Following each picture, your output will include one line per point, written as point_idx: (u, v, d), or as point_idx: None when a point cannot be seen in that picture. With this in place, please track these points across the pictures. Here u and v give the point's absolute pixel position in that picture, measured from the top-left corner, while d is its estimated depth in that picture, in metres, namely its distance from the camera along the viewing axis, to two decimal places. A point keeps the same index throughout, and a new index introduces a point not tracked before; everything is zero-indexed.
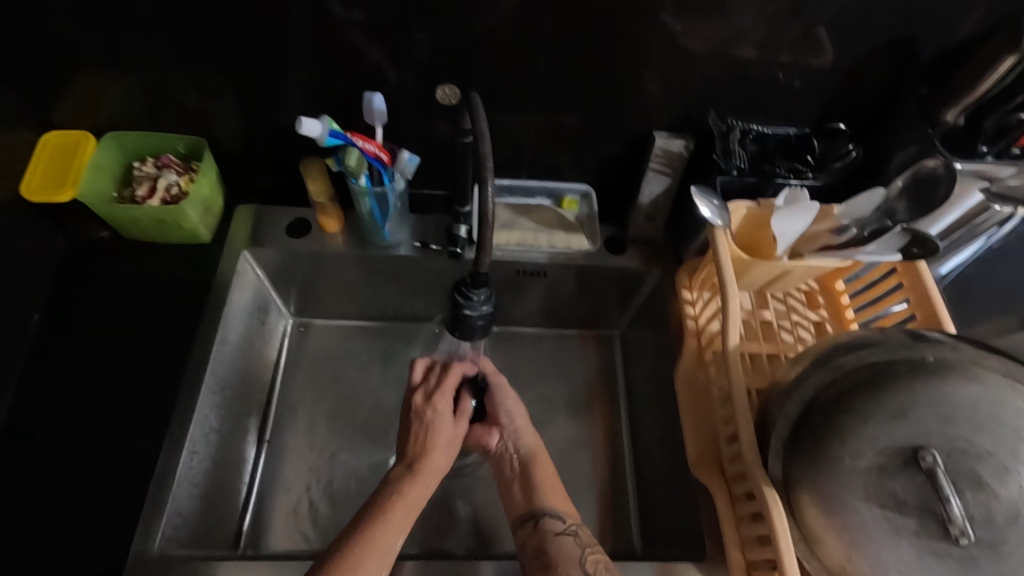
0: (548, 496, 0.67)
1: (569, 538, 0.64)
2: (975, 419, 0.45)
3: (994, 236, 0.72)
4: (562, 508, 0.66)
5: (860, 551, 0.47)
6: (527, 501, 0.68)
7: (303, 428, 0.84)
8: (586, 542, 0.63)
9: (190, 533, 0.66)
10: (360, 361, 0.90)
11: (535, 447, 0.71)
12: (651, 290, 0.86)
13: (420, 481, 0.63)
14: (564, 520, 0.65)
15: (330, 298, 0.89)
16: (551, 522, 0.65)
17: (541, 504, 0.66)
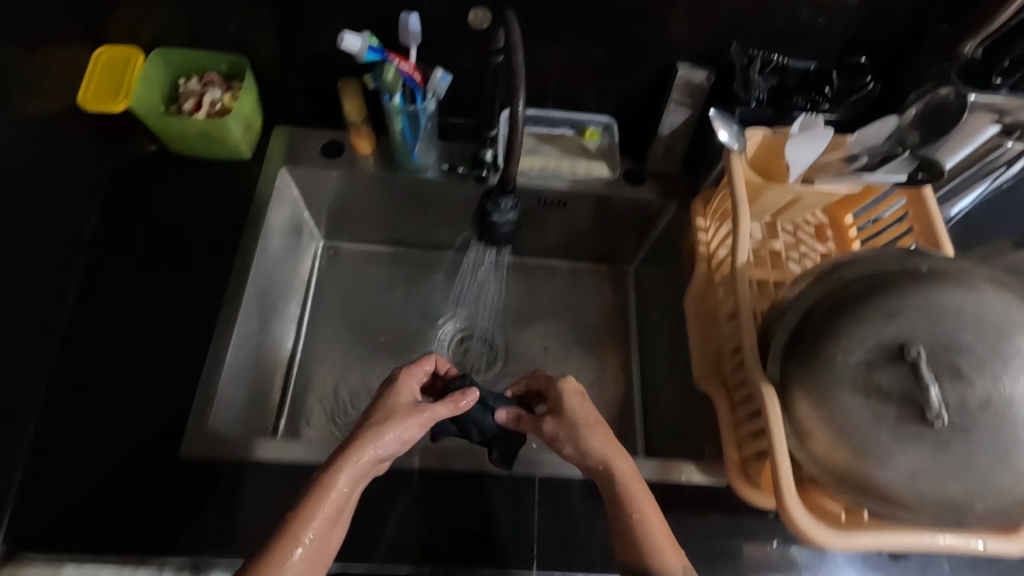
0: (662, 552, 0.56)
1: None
2: (957, 320, 0.49)
3: (997, 179, 0.76)
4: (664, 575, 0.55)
5: (844, 437, 0.51)
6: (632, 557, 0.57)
7: (335, 344, 0.91)
8: None
9: (236, 420, 0.73)
10: (385, 285, 0.97)
11: (626, 478, 0.59)
12: (666, 223, 0.90)
13: (326, 513, 0.53)
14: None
15: (357, 224, 0.95)
16: None
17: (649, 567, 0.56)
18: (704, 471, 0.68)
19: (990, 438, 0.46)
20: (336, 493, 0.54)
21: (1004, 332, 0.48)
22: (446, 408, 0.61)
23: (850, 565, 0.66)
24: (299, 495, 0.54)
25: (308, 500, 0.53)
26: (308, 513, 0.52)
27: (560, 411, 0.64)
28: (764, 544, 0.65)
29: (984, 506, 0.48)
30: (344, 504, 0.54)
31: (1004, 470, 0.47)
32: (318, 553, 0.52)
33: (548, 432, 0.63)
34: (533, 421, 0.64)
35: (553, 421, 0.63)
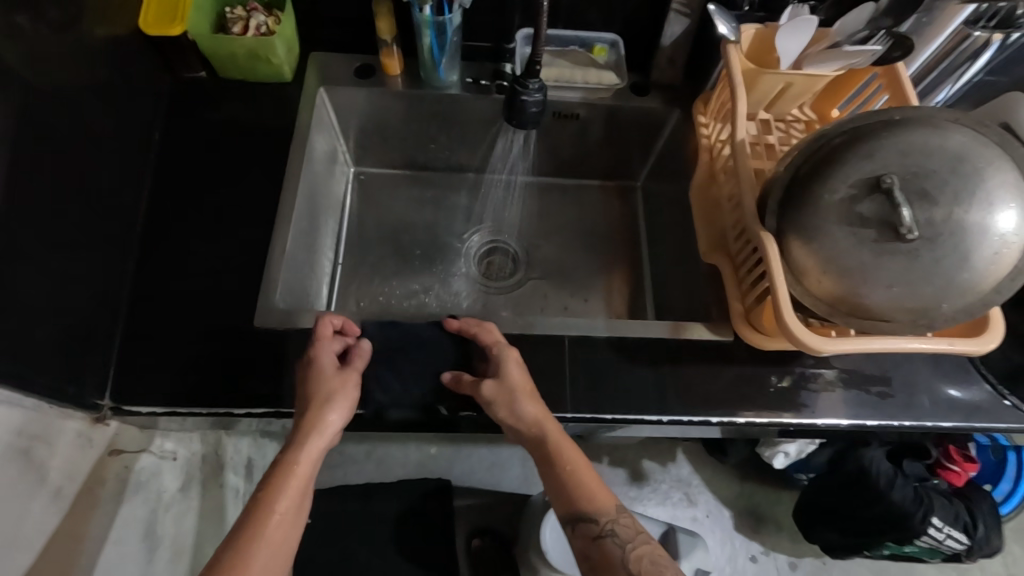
0: (589, 496, 0.68)
1: (608, 538, 0.68)
2: (925, 152, 0.58)
3: (961, 79, 0.84)
4: (593, 509, 0.68)
5: (835, 268, 0.60)
6: (565, 502, 0.69)
7: (372, 258, 1.01)
8: (625, 540, 0.67)
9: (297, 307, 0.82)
10: (413, 204, 1.06)
11: (553, 436, 0.69)
12: (669, 132, 0.98)
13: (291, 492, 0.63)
14: (600, 521, 0.68)
15: (385, 148, 1.04)
16: (587, 526, 0.68)
17: (578, 507, 0.68)
18: (713, 329, 0.78)
19: (951, 245, 0.56)
20: (297, 469, 0.64)
21: (963, 158, 0.57)
22: (363, 361, 0.71)
23: (839, 402, 0.75)
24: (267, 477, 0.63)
25: (273, 481, 0.63)
26: (275, 491, 0.62)
27: (500, 376, 0.70)
28: (764, 385, 0.76)
29: (948, 303, 0.57)
30: (307, 479, 0.64)
31: (963, 270, 0.56)
32: (292, 519, 0.62)
33: (486, 395, 0.68)
34: (474, 384, 0.70)
35: (490, 385, 0.68)
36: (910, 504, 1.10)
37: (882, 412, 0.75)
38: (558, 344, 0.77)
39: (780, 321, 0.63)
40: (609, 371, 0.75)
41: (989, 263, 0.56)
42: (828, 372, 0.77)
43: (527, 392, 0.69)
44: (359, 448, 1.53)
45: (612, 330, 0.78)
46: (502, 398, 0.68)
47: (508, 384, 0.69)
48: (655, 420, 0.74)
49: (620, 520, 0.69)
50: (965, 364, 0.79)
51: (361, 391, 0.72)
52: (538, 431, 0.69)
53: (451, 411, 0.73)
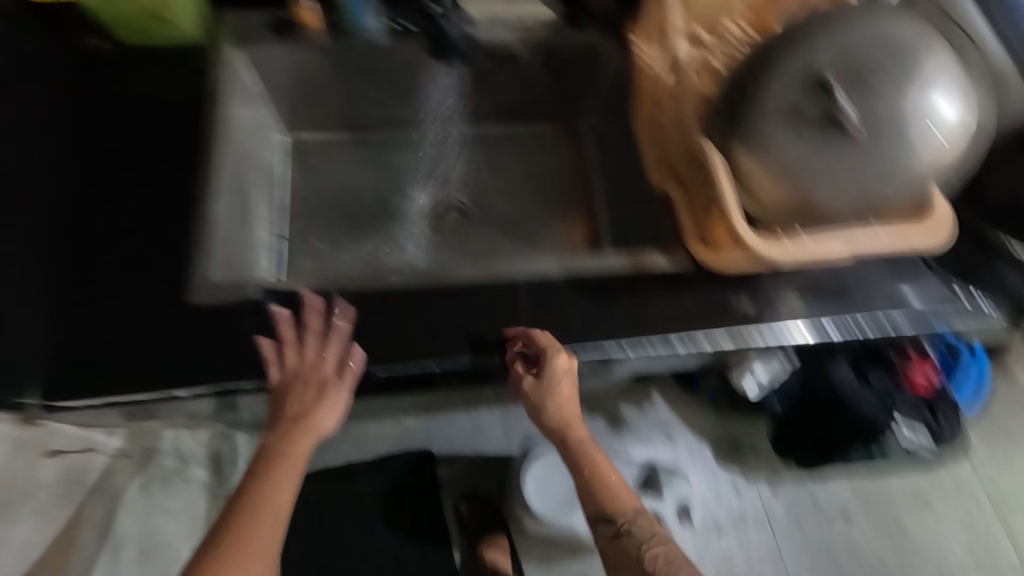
0: (613, 497, 0.74)
1: (624, 537, 0.71)
2: (864, 47, 0.60)
3: None
4: (612, 507, 0.73)
5: (782, 165, 0.61)
6: (593, 502, 0.74)
7: (317, 228, 0.96)
8: (642, 539, 0.71)
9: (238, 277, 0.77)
10: (356, 167, 1.02)
11: (585, 439, 0.77)
12: (611, 66, 0.95)
13: (281, 485, 0.66)
14: (616, 522, 0.72)
15: (318, 110, 0.99)
16: (605, 526, 0.73)
17: (602, 505, 0.73)
18: (670, 257, 0.76)
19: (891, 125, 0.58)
20: (289, 459, 0.67)
21: (897, 49, 0.59)
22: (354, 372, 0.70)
23: (801, 316, 0.76)
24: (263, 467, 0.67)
25: (270, 472, 0.66)
26: (266, 485, 0.65)
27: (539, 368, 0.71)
28: (726, 308, 0.75)
29: (894, 189, 0.58)
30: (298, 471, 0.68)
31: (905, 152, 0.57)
32: (281, 512, 0.64)
33: (518, 376, 0.73)
34: (520, 373, 0.73)
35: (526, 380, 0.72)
36: (875, 406, 1.18)
37: (842, 320, 0.76)
38: (514, 289, 0.74)
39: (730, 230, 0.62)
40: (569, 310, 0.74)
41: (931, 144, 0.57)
42: (787, 288, 0.77)
43: (568, 385, 0.73)
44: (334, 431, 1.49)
45: (569, 267, 0.76)
46: (536, 393, 0.74)
47: (549, 384, 0.71)
48: (622, 355, 0.73)
49: (637, 520, 0.73)
50: (919, 265, 0.79)
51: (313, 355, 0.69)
52: (569, 426, 0.77)
53: (410, 369, 0.71)
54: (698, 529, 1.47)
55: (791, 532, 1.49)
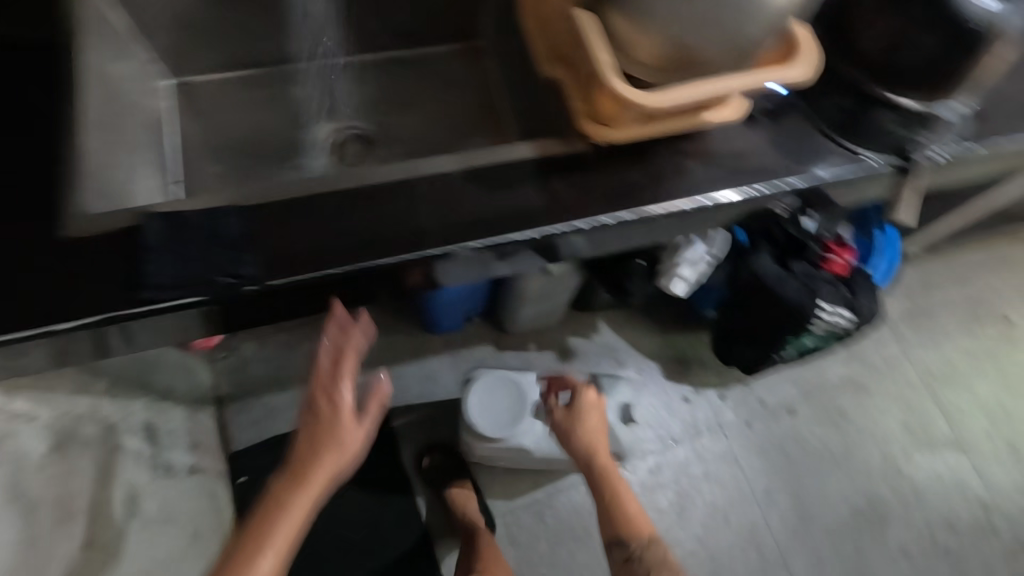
0: (624, 527, 0.94)
1: (635, 560, 0.91)
2: None
3: None
4: (629, 537, 0.93)
5: (654, 21, 0.61)
6: (611, 530, 0.95)
7: (216, 167, 0.92)
8: (651, 563, 0.90)
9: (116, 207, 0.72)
10: (250, 104, 0.98)
11: (604, 464, 0.99)
12: None
13: (307, 489, 0.75)
14: (631, 547, 0.92)
15: (201, 46, 0.94)
16: (620, 550, 0.93)
17: (624, 534, 0.93)
18: (564, 141, 0.79)
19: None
20: (319, 470, 0.75)
21: None
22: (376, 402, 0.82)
23: (697, 183, 0.78)
24: (267, 513, 0.74)
25: (268, 515, 0.74)
26: (259, 552, 0.71)
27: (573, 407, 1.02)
28: (625, 181, 0.77)
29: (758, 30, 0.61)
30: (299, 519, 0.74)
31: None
32: (291, 536, 0.74)
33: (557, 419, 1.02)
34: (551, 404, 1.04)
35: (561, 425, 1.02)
36: (803, 294, 1.18)
37: (736, 183, 0.79)
38: (412, 186, 0.74)
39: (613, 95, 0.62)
40: (470, 201, 0.75)
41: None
42: (682, 160, 0.79)
43: (598, 413, 1.01)
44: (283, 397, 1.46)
45: (467, 162, 0.77)
46: (565, 425, 1.02)
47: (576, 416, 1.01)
48: (527, 238, 0.74)
49: (648, 549, 0.92)
50: (808, 128, 0.83)
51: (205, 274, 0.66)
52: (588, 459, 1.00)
53: (316, 276, 0.69)
54: (649, 441, 1.51)
55: (741, 431, 1.56)
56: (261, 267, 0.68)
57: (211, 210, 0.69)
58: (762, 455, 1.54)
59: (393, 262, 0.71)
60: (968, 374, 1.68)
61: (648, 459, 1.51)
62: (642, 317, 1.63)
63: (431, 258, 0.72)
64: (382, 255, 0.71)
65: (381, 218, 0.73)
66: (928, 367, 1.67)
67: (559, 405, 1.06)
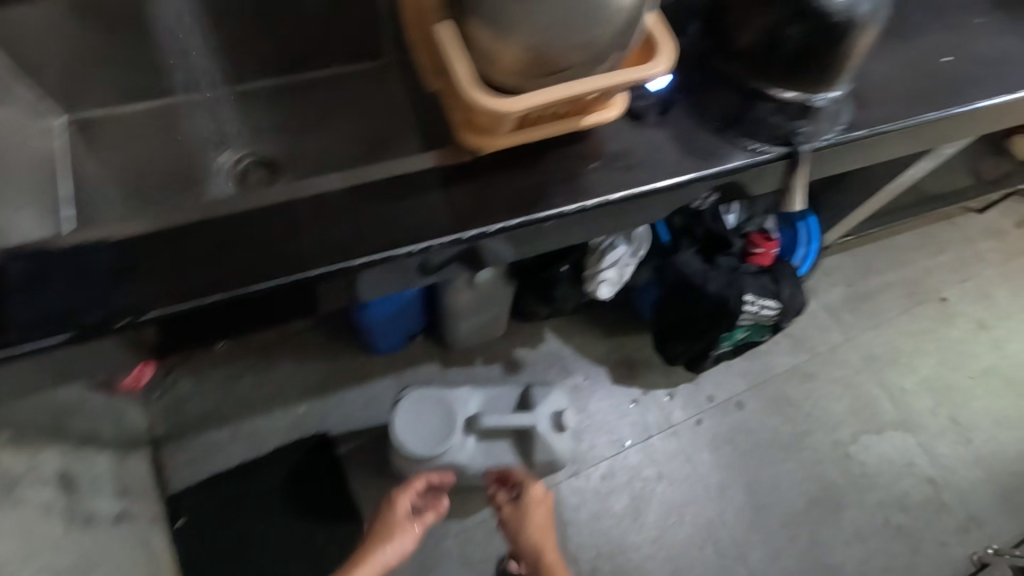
0: None
1: None
2: None
3: None
4: None
5: (513, 29, 0.60)
6: None
7: (113, 201, 0.90)
8: None
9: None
10: (149, 135, 0.96)
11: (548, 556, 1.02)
12: None
13: None
14: None
15: (92, 82, 0.93)
16: None
17: None
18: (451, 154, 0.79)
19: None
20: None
21: None
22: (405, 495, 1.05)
23: (586, 185, 0.80)
24: None
25: None
26: None
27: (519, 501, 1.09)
28: (508, 188, 0.79)
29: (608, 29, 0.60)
30: None
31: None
32: None
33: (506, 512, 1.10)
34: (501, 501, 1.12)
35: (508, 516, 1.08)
36: (726, 289, 1.19)
37: (624, 183, 0.80)
38: (292, 206, 0.74)
39: (483, 108, 0.62)
40: (352, 219, 0.75)
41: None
42: (571, 163, 0.81)
43: (543, 512, 1.08)
44: (221, 433, 1.42)
45: (347, 180, 0.77)
46: (515, 518, 1.08)
47: (523, 509, 1.08)
48: (410, 253, 0.74)
49: None
50: (694, 124, 0.84)
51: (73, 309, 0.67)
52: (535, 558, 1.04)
53: (194, 305, 0.69)
54: (601, 445, 1.52)
55: (692, 429, 1.56)
56: (138, 300, 0.68)
57: (81, 244, 0.69)
58: (713, 451, 1.54)
59: (273, 286, 0.71)
60: (910, 355, 1.69)
61: (600, 465, 1.50)
62: (585, 323, 1.63)
63: (312, 279, 0.72)
64: (264, 279, 0.71)
65: (260, 241, 0.73)
66: (870, 351, 1.69)
67: (510, 501, 1.12)
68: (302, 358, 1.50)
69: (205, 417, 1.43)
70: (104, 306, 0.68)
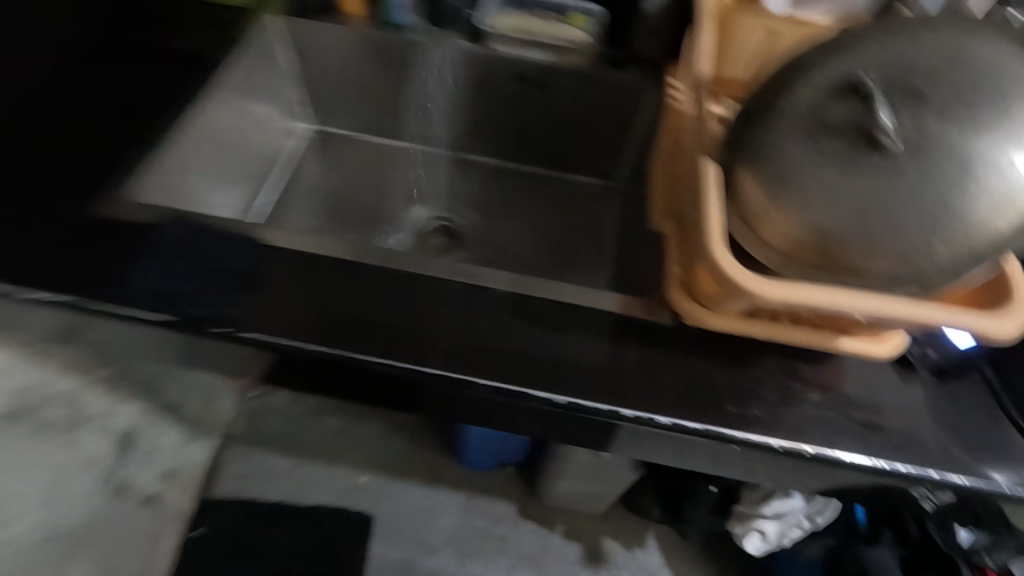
0: None
1: None
2: (931, 68, 0.42)
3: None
4: None
5: (816, 203, 0.43)
6: None
7: (306, 213, 0.90)
8: None
9: (162, 193, 0.69)
10: (365, 165, 0.97)
11: None
12: (649, 111, 0.84)
13: None
14: None
15: (348, 106, 0.95)
16: None
17: None
18: (647, 307, 0.63)
19: (968, 165, 0.40)
20: None
21: (972, 70, 0.41)
22: None
23: (802, 422, 0.58)
24: None
25: None
26: None
27: None
28: (694, 376, 0.60)
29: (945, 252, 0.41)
30: None
31: (984, 203, 0.40)
32: None
33: None
34: None
35: None
36: None
37: (863, 444, 0.57)
38: (446, 291, 0.62)
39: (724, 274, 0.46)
40: (497, 328, 0.61)
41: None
42: (797, 386, 0.59)
43: None
44: (282, 462, 1.35)
45: (518, 285, 0.64)
46: None
47: None
48: (549, 399, 0.57)
49: None
50: (994, 413, 0.59)
51: (160, 293, 0.58)
52: None
53: (271, 343, 0.57)
54: None
55: None
56: (224, 313, 0.58)
57: (223, 233, 0.62)
58: None
59: (365, 364, 0.57)
60: None
61: None
62: (699, 546, 1.29)
63: (418, 377, 0.57)
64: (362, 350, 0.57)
65: (383, 306, 0.61)
66: None
67: None
68: (391, 425, 1.39)
69: (278, 439, 1.36)
70: (201, 298, 0.58)
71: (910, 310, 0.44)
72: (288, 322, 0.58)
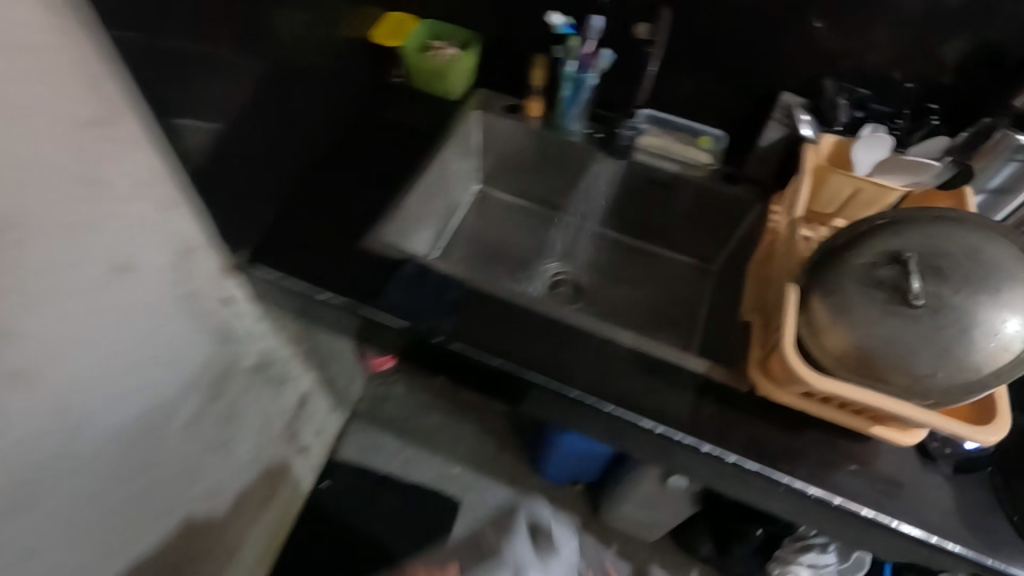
0: None
1: None
2: (954, 255, 0.62)
3: None
4: None
5: (862, 329, 0.64)
6: None
7: (470, 254, 1.18)
8: None
9: (392, 234, 0.98)
10: (516, 222, 1.23)
11: None
12: (752, 220, 1.07)
13: None
14: None
15: (510, 175, 1.22)
16: None
17: None
18: (730, 374, 0.85)
19: (968, 323, 0.60)
20: None
21: (982, 260, 0.62)
22: None
23: (837, 481, 0.77)
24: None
25: None
26: None
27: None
28: (759, 431, 0.81)
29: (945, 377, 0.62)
30: None
31: (976, 350, 0.60)
32: None
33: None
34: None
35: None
36: None
37: (883, 507, 0.76)
38: (589, 338, 0.87)
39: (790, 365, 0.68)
40: (621, 370, 0.85)
41: (1002, 348, 0.60)
42: (838, 455, 0.79)
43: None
44: (392, 442, 1.63)
45: (639, 343, 0.87)
46: None
47: None
48: (650, 427, 0.81)
49: None
50: (991, 504, 0.77)
51: (401, 308, 0.86)
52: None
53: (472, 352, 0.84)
54: None
55: None
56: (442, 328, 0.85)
57: (439, 272, 0.90)
58: None
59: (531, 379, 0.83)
60: None
61: None
62: None
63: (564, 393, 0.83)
64: (531, 367, 0.83)
65: (542, 340, 0.86)
66: None
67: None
68: (484, 429, 1.65)
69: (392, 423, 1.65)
70: (429, 317, 0.86)
71: (918, 411, 0.65)
72: (483, 341, 0.85)
